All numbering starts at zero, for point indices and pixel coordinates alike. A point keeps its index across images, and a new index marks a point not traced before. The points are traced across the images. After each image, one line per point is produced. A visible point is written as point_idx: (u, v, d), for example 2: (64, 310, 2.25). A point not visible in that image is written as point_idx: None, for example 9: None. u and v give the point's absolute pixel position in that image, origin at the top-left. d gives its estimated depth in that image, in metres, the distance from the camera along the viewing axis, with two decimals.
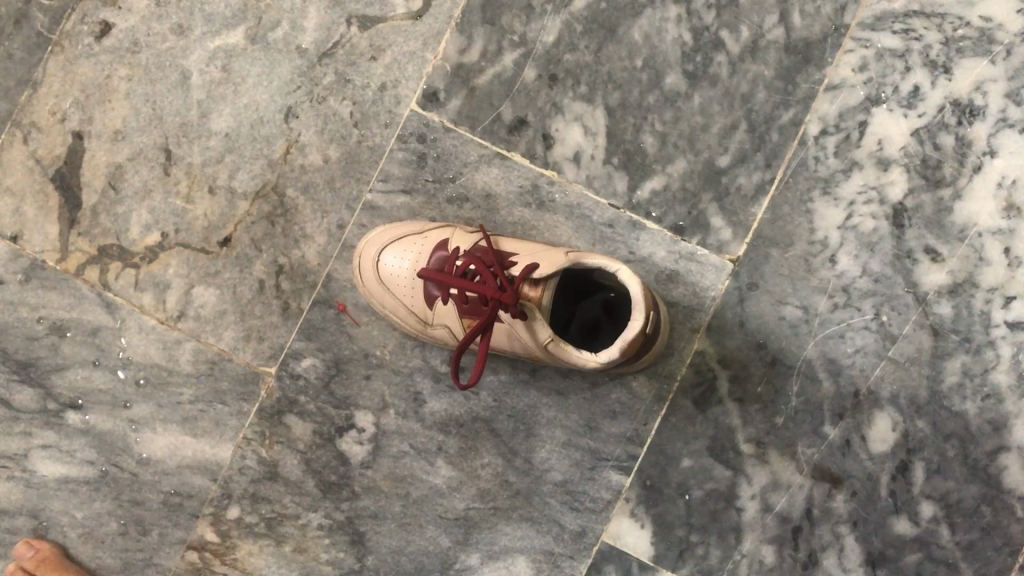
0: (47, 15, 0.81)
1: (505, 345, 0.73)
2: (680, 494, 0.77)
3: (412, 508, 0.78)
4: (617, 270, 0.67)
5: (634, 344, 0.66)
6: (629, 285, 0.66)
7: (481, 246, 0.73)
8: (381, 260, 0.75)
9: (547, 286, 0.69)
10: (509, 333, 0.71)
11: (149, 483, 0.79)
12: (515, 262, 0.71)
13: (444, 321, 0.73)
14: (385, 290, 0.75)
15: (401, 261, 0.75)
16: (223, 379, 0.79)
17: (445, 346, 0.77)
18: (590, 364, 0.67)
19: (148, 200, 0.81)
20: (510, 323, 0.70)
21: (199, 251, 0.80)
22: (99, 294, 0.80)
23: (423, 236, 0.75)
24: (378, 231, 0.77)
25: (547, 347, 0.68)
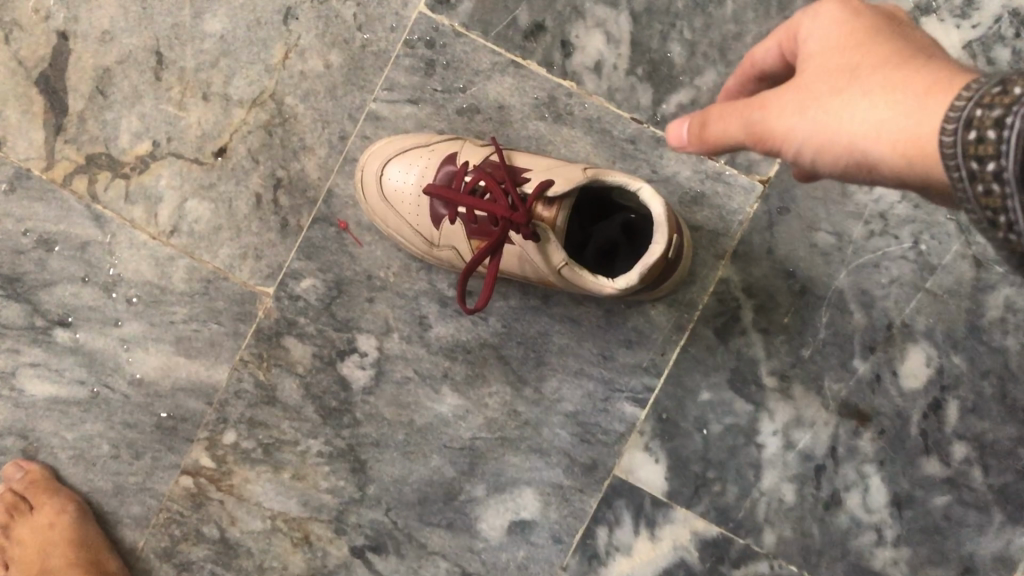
0: None
1: (515, 269, 0.68)
2: (698, 428, 0.73)
3: (415, 436, 0.74)
4: (641, 189, 0.62)
5: (654, 271, 0.62)
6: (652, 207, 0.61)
7: (494, 161, 0.68)
8: (385, 175, 0.70)
9: (563, 204, 0.64)
10: (518, 256, 0.67)
11: (141, 405, 0.75)
12: (528, 179, 0.66)
13: (451, 241, 0.69)
14: (389, 206, 0.70)
15: (406, 175, 0.70)
16: (219, 298, 0.75)
17: (451, 268, 0.72)
18: (607, 291, 0.62)
19: (138, 106, 0.75)
20: (521, 245, 0.65)
21: (192, 162, 0.75)
22: (88, 207, 0.75)
23: (431, 149, 0.70)
24: (382, 143, 0.72)
25: (560, 272, 0.64)
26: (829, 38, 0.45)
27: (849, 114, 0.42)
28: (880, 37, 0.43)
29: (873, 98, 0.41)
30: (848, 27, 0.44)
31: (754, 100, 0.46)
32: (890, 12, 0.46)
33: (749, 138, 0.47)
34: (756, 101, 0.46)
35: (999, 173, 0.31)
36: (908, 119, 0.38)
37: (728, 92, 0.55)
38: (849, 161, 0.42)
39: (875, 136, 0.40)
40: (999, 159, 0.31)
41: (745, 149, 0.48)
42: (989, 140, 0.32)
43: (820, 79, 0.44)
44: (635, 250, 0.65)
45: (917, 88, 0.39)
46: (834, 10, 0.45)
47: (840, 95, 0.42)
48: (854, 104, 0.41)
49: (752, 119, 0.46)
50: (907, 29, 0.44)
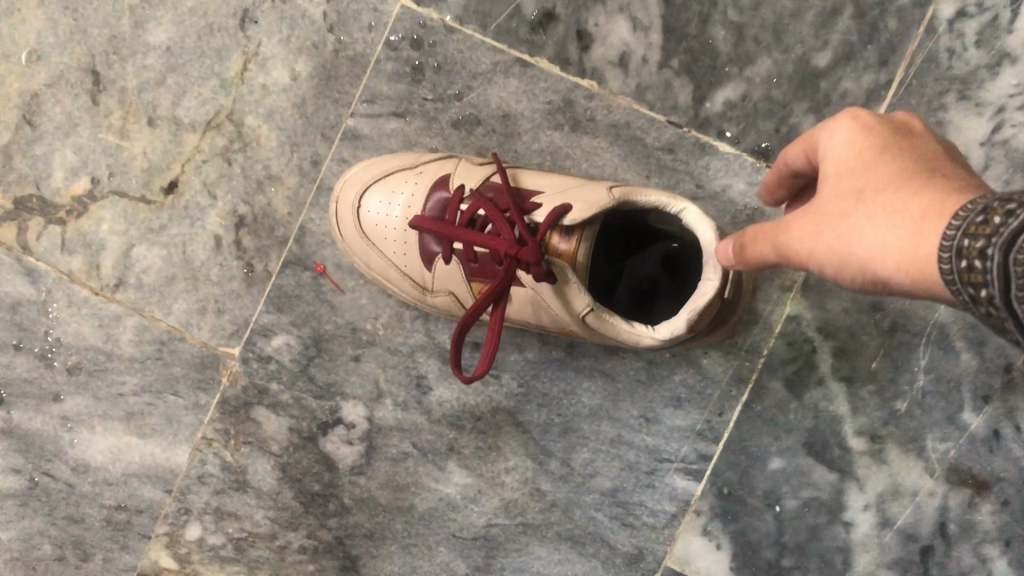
0: None
1: (529, 317, 0.55)
2: (769, 505, 0.58)
3: (417, 525, 0.61)
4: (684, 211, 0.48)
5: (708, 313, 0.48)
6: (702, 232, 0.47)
7: (496, 184, 0.54)
8: (364, 207, 0.57)
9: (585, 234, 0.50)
10: (531, 302, 0.53)
11: (88, 496, 0.62)
12: (540, 204, 0.52)
13: (447, 285, 0.55)
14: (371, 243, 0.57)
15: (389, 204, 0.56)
16: (175, 364, 0.62)
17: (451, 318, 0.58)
18: (646, 341, 0.49)
19: (73, 136, 0.63)
20: (533, 287, 0.52)
21: (139, 200, 0.63)
22: (17, 259, 0.63)
23: (419, 170, 0.57)
24: (359, 168, 0.59)
25: (586, 319, 0.50)
26: (839, 154, 0.39)
27: (856, 237, 0.35)
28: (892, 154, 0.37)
29: (878, 221, 0.34)
30: (861, 137, 0.38)
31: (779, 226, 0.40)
32: (912, 122, 0.40)
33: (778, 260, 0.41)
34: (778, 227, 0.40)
35: (993, 305, 0.26)
36: (906, 246, 0.32)
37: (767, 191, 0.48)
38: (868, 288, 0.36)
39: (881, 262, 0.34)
40: (988, 287, 0.26)
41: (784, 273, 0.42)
42: (977, 271, 0.27)
43: (829, 197, 0.38)
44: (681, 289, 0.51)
45: (918, 211, 0.32)
46: (849, 120, 0.39)
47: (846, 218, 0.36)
48: (859, 227, 0.35)
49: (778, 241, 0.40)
50: (927, 142, 0.38)
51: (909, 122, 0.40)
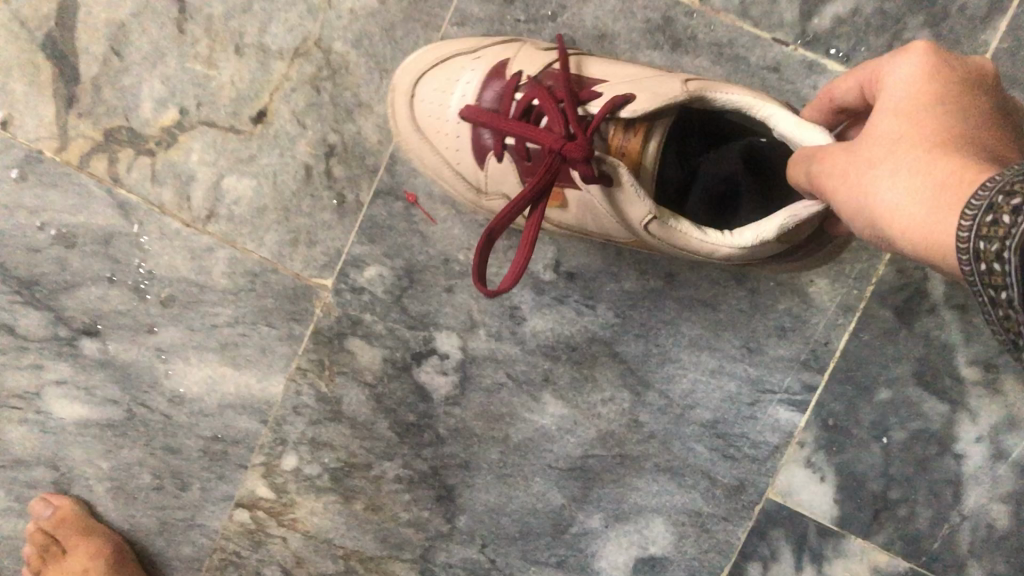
0: None
1: (580, 223, 0.54)
2: (875, 436, 0.57)
3: (514, 455, 0.61)
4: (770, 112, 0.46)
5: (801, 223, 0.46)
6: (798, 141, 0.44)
7: (556, 75, 0.53)
8: (417, 94, 0.56)
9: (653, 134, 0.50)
10: (591, 214, 0.52)
11: (185, 427, 0.63)
12: (597, 95, 0.51)
13: (498, 181, 0.55)
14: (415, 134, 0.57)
15: (438, 92, 0.56)
16: (268, 296, 0.61)
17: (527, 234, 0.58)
18: (720, 249, 0.48)
19: (160, 67, 0.62)
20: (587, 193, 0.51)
21: (228, 131, 0.62)
22: (109, 192, 0.63)
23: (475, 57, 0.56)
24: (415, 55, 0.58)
25: (647, 228, 0.49)
26: (900, 94, 0.38)
27: (878, 186, 0.36)
28: (947, 107, 0.37)
29: (901, 176, 0.35)
30: (921, 81, 0.38)
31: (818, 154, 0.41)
32: (977, 73, 0.39)
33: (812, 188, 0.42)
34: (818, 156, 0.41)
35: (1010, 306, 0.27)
36: (917, 213, 0.33)
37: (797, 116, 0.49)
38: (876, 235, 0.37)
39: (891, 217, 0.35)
40: (1006, 290, 0.26)
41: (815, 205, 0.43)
42: (993, 273, 0.27)
43: (871, 139, 0.38)
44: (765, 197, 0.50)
45: (940, 175, 0.33)
46: (917, 57, 0.38)
47: (876, 166, 0.37)
48: (883, 175, 0.36)
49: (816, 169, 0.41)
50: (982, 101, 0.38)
51: (974, 73, 0.38)
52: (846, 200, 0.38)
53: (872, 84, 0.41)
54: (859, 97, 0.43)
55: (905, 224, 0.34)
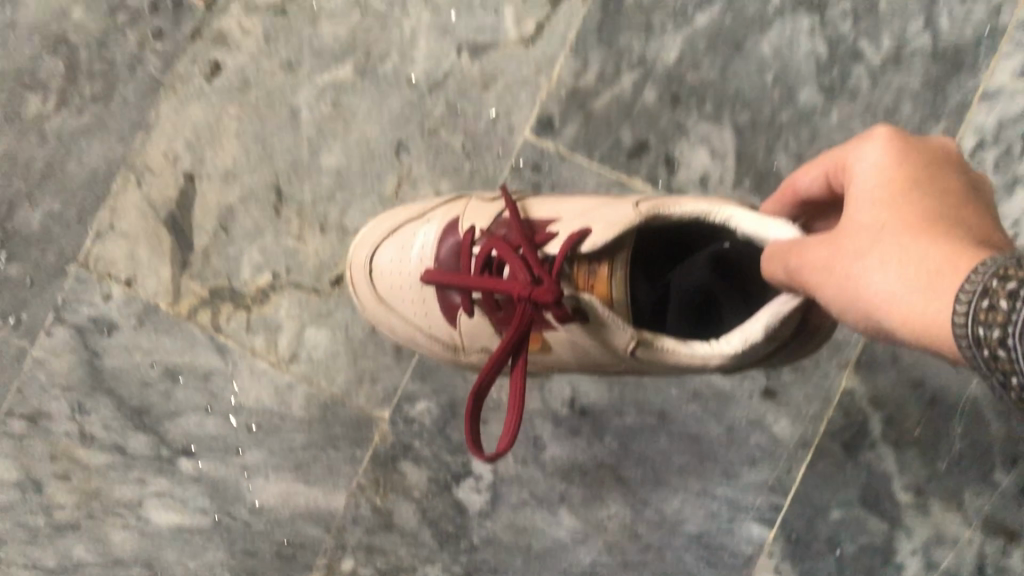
0: (158, 57, 0.81)
1: (566, 356, 0.64)
2: (831, 549, 0.70)
3: (535, 562, 0.73)
4: (731, 213, 0.54)
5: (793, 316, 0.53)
6: (766, 234, 0.52)
7: (504, 225, 0.65)
8: (381, 262, 0.70)
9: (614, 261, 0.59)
10: (579, 344, 0.61)
11: (262, 532, 0.77)
12: (552, 239, 0.61)
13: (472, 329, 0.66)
14: (384, 298, 0.70)
15: (396, 258, 0.69)
16: (336, 425, 0.76)
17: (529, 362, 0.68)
18: (714, 360, 0.55)
19: (259, 240, 0.79)
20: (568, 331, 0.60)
21: (312, 291, 0.78)
22: (210, 338, 0.78)
23: (426, 219, 0.70)
24: (371, 230, 0.73)
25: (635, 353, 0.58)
26: (869, 180, 0.45)
27: (866, 274, 0.42)
28: (917, 194, 0.43)
29: (889, 263, 0.41)
30: (889, 172, 0.45)
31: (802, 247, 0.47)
32: (934, 157, 0.46)
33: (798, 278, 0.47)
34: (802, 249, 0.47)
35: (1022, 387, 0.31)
36: (910, 297, 0.39)
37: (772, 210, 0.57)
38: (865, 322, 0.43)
39: (886, 302, 0.40)
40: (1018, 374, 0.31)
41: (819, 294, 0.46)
42: (1000, 356, 0.32)
43: (854, 229, 0.44)
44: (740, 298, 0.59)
45: (933, 261, 0.38)
46: (883, 149, 0.46)
47: (863, 256, 0.43)
48: (871, 264, 0.42)
49: (802, 262, 0.47)
50: (945, 183, 0.45)
51: (932, 162, 0.46)
52: (818, 280, 0.46)
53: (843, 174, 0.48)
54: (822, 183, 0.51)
55: (877, 301, 0.41)
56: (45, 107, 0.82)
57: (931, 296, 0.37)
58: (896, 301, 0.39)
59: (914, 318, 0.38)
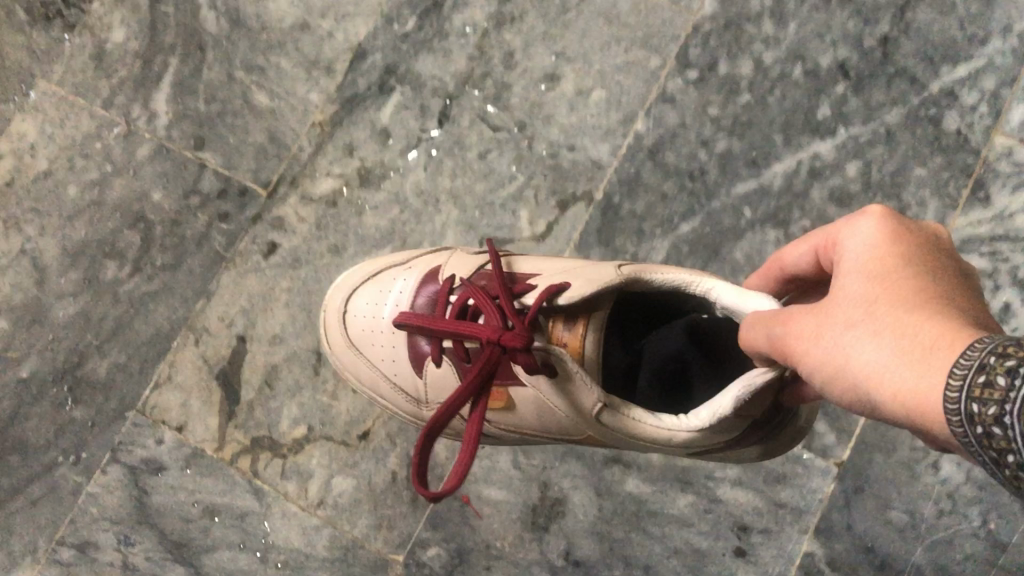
0: (223, 236, 0.99)
1: (535, 418, 0.75)
2: None
3: None
4: (712, 284, 0.65)
5: (755, 403, 0.62)
6: (744, 306, 0.61)
7: (485, 275, 0.77)
8: (362, 313, 0.83)
9: (589, 322, 0.70)
10: (537, 400, 0.73)
11: None
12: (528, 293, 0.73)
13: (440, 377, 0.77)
14: (354, 340, 0.83)
15: (370, 305, 0.83)
16: (355, 564, 0.90)
17: (491, 422, 0.78)
18: (680, 433, 0.65)
19: (298, 396, 0.93)
20: (535, 386, 0.71)
21: (340, 443, 0.92)
22: (249, 481, 0.93)
23: (404, 271, 0.83)
24: (357, 280, 0.86)
25: (600, 417, 0.68)
26: (865, 263, 0.52)
27: (857, 346, 0.47)
28: (910, 278, 0.49)
29: (880, 335, 0.46)
30: (886, 258, 0.51)
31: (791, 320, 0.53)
32: (925, 249, 0.53)
33: (785, 341, 0.53)
34: (792, 322, 0.53)
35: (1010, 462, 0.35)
36: (898, 367, 0.44)
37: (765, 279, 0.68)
38: (850, 391, 0.48)
39: (873, 372, 0.45)
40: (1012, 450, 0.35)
41: (810, 366, 0.51)
42: (991, 429, 0.36)
43: (849, 303, 0.50)
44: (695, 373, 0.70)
45: (924, 336, 0.43)
46: (881, 238, 0.53)
47: (855, 327, 0.48)
48: (863, 336, 0.47)
49: (792, 334, 0.53)
50: (937, 272, 0.51)
51: (924, 252, 0.52)
52: (812, 349, 0.51)
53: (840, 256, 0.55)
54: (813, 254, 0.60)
55: (868, 371, 0.46)
56: (120, 274, 0.98)
57: (921, 373, 0.42)
58: (890, 374, 0.44)
59: (904, 390, 0.43)
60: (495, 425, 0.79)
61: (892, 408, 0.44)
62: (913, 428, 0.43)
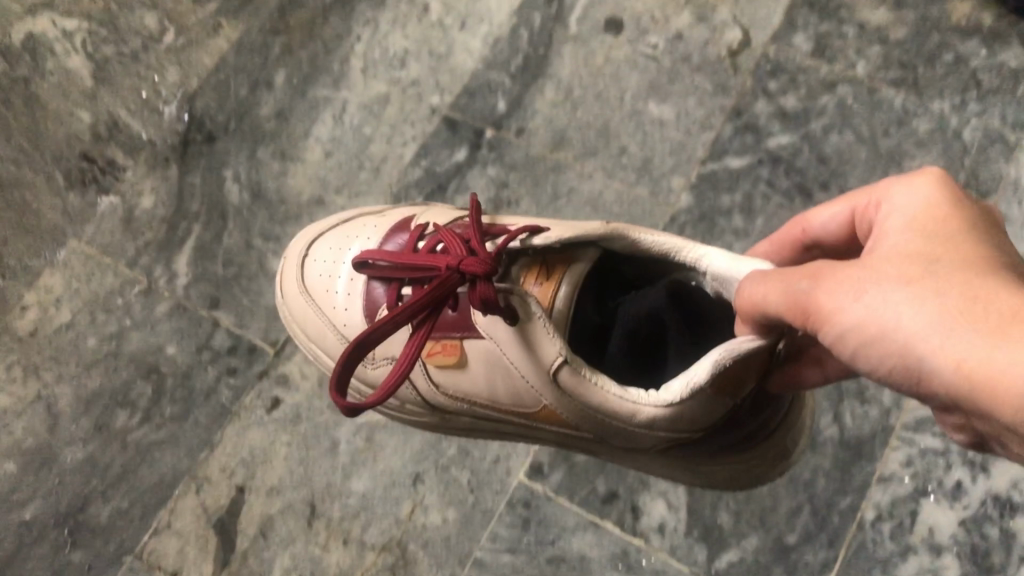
0: (231, 390, 1.07)
1: (486, 376, 0.84)
2: None
3: None
4: (704, 249, 0.76)
5: (725, 385, 0.72)
6: (735, 271, 0.72)
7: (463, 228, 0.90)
8: (324, 268, 0.96)
9: (564, 274, 0.81)
10: (496, 359, 0.83)
11: None
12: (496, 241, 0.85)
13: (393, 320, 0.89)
14: (307, 287, 0.97)
15: (329, 260, 0.96)
16: None
17: (441, 387, 0.88)
18: (654, 407, 0.75)
19: (292, 546, 1.02)
20: (493, 337, 0.81)
21: None
22: None
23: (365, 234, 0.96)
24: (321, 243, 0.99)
25: (558, 371, 0.77)
26: (918, 224, 0.58)
27: (903, 304, 0.53)
28: (959, 240, 0.55)
29: (931, 294, 0.52)
30: (937, 221, 0.57)
31: (828, 273, 0.59)
32: (970, 209, 0.59)
33: (816, 296, 0.59)
34: (828, 275, 0.58)
35: None
36: (953, 328, 0.50)
37: (787, 237, 0.78)
38: (891, 349, 0.54)
39: (921, 332, 0.51)
40: None
41: (844, 318, 0.56)
42: None
43: (899, 260, 0.56)
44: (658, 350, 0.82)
45: (984, 300, 0.49)
46: (931, 203, 0.59)
47: (905, 284, 0.54)
48: (912, 293, 0.53)
49: (827, 289, 0.58)
50: (981, 231, 0.56)
51: (969, 211, 0.58)
52: (848, 305, 0.56)
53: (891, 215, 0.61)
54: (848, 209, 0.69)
55: (914, 331, 0.52)
56: (130, 422, 1.07)
57: (992, 346, 0.47)
58: (949, 343, 0.49)
59: (966, 360, 0.48)
60: (447, 393, 0.89)
61: (942, 373, 0.50)
62: (963, 393, 0.49)
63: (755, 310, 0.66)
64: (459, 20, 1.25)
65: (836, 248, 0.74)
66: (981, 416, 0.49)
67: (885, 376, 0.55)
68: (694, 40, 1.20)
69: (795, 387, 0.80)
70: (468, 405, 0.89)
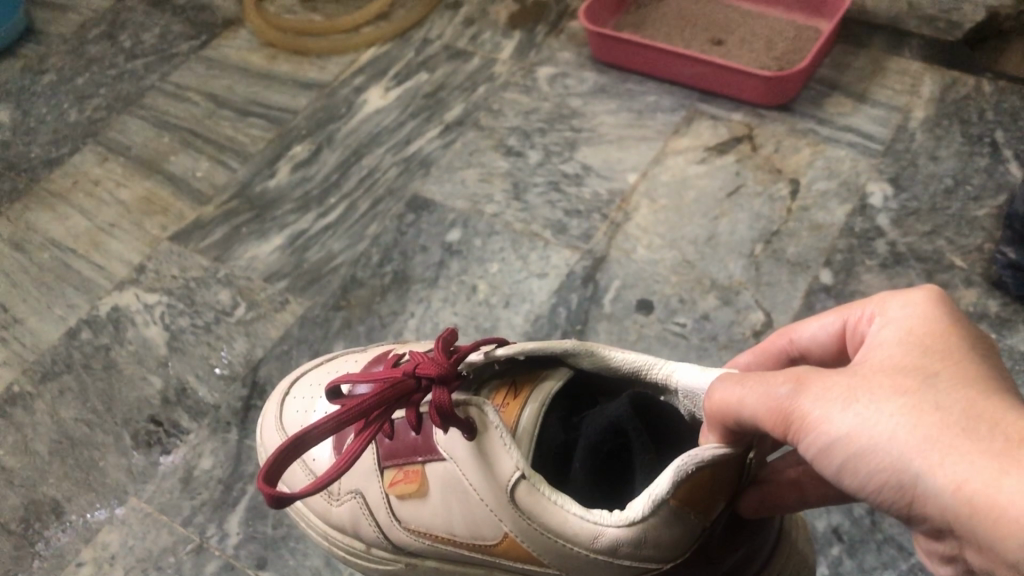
0: None
1: (447, 501, 0.91)
2: None
3: None
4: (674, 366, 0.84)
5: (690, 501, 0.76)
6: (702, 380, 0.81)
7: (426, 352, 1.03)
8: (298, 402, 1.09)
9: (530, 395, 0.90)
10: (455, 482, 0.90)
11: None
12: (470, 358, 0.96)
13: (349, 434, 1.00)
14: (284, 423, 1.09)
15: (304, 395, 1.09)
16: None
17: (402, 522, 0.96)
18: (617, 524, 0.78)
19: None
20: (451, 455, 0.90)
21: None
22: None
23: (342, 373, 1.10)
24: (299, 385, 1.12)
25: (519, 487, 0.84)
26: (914, 337, 0.63)
27: (899, 418, 0.58)
28: (951, 356, 0.60)
29: (929, 411, 0.57)
30: (932, 337, 0.63)
31: (816, 380, 0.64)
32: (962, 322, 0.64)
33: (795, 403, 0.63)
34: (817, 382, 0.63)
35: None
36: (956, 450, 0.54)
37: (771, 350, 0.83)
38: (881, 464, 0.58)
39: (919, 451, 0.56)
40: None
41: (827, 430, 0.61)
42: None
43: (894, 372, 0.61)
44: (617, 471, 0.88)
45: (985, 425, 0.54)
46: (926, 320, 0.65)
47: (902, 398, 0.59)
48: (909, 407, 0.58)
49: (812, 397, 0.63)
50: (972, 346, 0.62)
51: (958, 325, 0.64)
52: (835, 417, 0.61)
53: (886, 326, 0.66)
54: (840, 322, 0.74)
55: (910, 449, 0.56)
56: None
57: (997, 467, 0.52)
58: (949, 463, 0.54)
59: (970, 487, 0.53)
60: (409, 527, 0.95)
61: (940, 495, 0.55)
62: (962, 516, 0.54)
63: (727, 414, 0.70)
64: (504, 299, 1.37)
65: (822, 360, 0.79)
66: (975, 537, 0.54)
67: (871, 488, 0.60)
68: (720, 320, 1.31)
69: (769, 510, 0.82)
70: (429, 541, 0.95)
